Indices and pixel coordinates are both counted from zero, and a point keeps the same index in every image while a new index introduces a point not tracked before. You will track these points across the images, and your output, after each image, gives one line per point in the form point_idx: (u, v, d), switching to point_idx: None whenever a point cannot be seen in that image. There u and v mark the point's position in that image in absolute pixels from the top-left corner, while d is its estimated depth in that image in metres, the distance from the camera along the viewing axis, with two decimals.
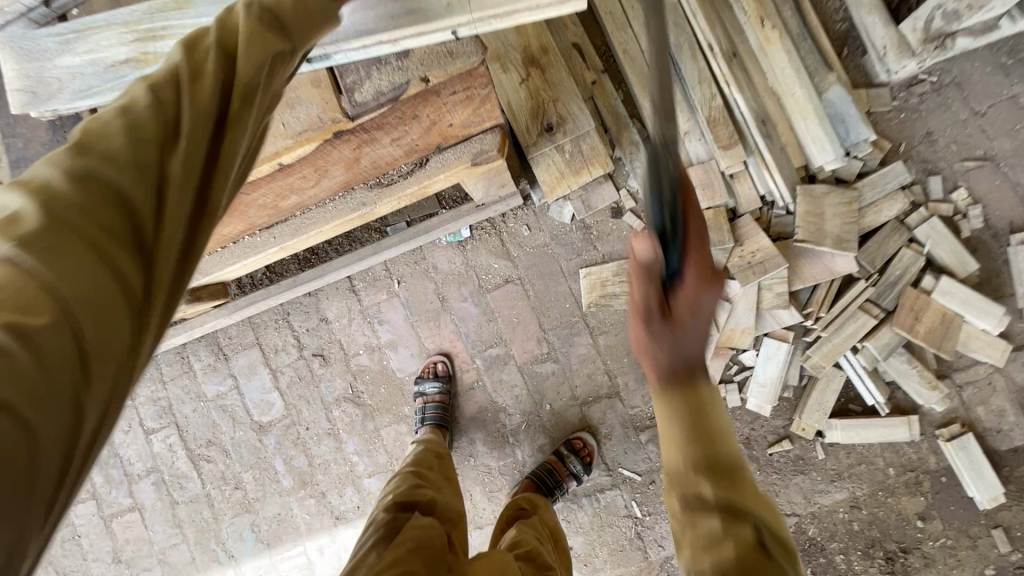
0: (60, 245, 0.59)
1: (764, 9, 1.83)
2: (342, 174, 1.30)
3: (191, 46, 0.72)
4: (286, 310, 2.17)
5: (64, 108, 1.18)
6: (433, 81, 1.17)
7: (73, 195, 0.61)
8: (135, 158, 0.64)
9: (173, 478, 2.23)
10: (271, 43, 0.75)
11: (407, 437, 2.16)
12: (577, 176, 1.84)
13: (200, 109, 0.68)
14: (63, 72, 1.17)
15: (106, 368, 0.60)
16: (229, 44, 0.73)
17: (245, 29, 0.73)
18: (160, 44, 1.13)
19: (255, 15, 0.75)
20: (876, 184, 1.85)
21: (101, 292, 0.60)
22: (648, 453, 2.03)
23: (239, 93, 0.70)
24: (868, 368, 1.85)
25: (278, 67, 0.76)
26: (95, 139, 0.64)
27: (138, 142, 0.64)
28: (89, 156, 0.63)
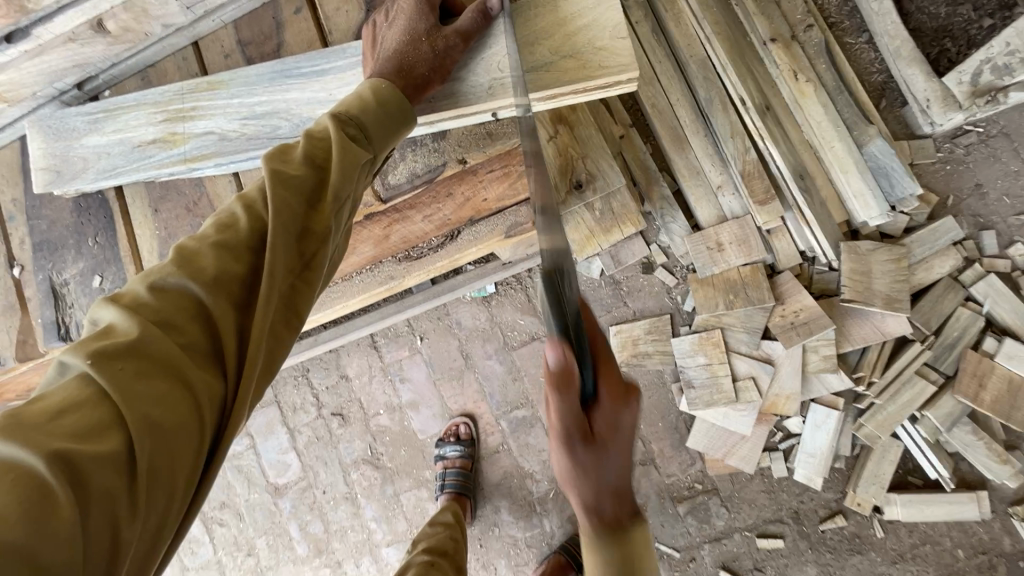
0: (136, 365, 0.57)
1: (797, 63, 1.79)
2: (370, 250, 1.25)
3: (273, 156, 0.73)
4: (306, 366, 2.11)
5: (87, 185, 1.18)
6: (471, 162, 1.16)
7: (161, 310, 0.61)
8: (237, 272, 0.66)
9: (185, 542, 2.13)
10: (353, 158, 0.76)
11: (427, 502, 2.05)
12: (608, 234, 1.79)
13: (301, 221, 0.70)
14: (89, 151, 1.16)
15: (167, 489, 0.56)
16: (316, 156, 0.75)
17: (336, 141, 0.76)
18: (189, 125, 1.13)
19: (339, 126, 0.78)
20: (926, 240, 1.75)
21: (175, 410, 0.58)
22: (687, 527, 1.88)
23: (337, 202, 0.73)
24: (930, 440, 1.72)
25: (354, 180, 0.76)
26: (194, 253, 0.65)
27: (237, 256, 0.66)
28: (186, 272, 0.64)
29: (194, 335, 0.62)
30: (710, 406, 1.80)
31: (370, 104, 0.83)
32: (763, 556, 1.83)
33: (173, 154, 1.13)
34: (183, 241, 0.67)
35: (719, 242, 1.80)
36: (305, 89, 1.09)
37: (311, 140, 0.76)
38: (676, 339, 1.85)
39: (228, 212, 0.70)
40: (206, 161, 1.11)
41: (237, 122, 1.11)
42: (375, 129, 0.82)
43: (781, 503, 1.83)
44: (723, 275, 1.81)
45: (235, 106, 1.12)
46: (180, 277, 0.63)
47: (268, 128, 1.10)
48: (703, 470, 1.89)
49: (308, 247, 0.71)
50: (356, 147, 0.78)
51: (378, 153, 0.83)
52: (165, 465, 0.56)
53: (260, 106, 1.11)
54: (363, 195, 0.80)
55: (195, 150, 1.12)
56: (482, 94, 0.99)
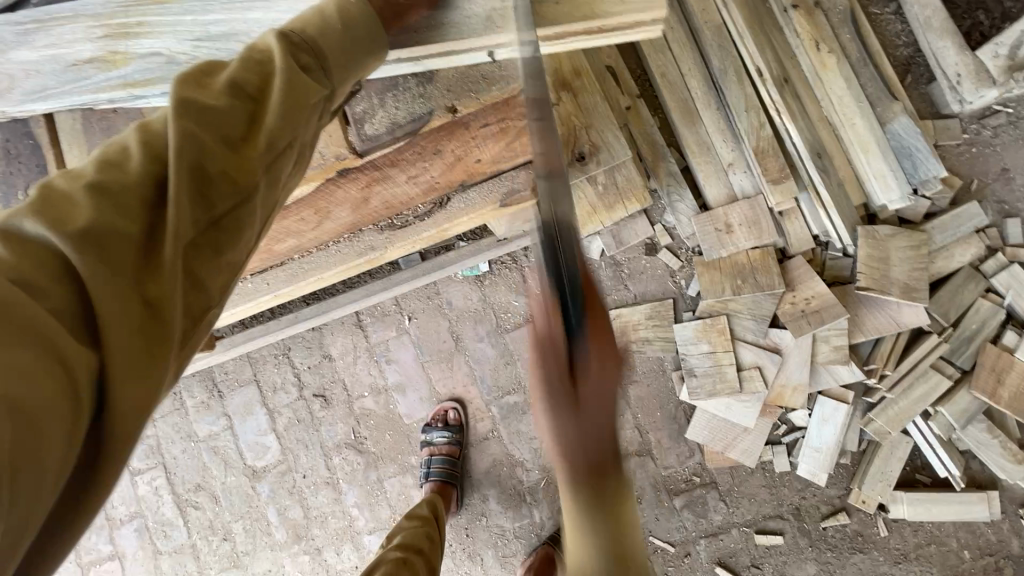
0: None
1: (819, 32, 1.66)
2: (348, 215, 1.13)
3: (185, 83, 0.59)
4: (287, 345, 2.00)
5: (14, 108, 0.98)
6: (461, 112, 1.01)
7: (17, 264, 0.46)
8: (121, 230, 0.51)
9: (158, 525, 2.03)
10: (304, 93, 0.65)
11: (412, 489, 1.96)
12: (612, 211, 1.68)
13: (219, 163, 0.57)
14: (15, 67, 0.96)
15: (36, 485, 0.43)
16: (245, 83, 0.62)
17: (281, 70, 0.63)
18: (133, 43, 0.93)
19: (287, 52, 0.65)
20: (947, 226, 1.65)
21: (38, 388, 0.44)
22: (683, 521, 1.80)
23: (274, 146, 0.62)
24: (942, 438, 1.64)
25: (303, 121, 0.65)
26: (63, 196, 0.50)
27: (124, 208, 0.52)
28: (48, 219, 0.49)
29: (65, 300, 0.48)
30: (712, 397, 1.71)
31: (327, 22, 0.70)
32: (762, 552, 1.76)
33: (112, 77, 0.94)
34: (49, 181, 0.52)
35: (728, 224, 1.68)
36: (269, 9, 0.91)
37: (246, 67, 0.63)
38: (679, 325, 1.74)
39: (118, 147, 0.56)
40: (152, 88, 0.93)
41: (188, 43, 0.92)
42: (333, 57, 0.69)
43: (782, 498, 1.75)
44: (731, 259, 1.70)
45: (188, 24, 0.92)
46: (40, 223, 0.48)
47: (223, 53, 0.91)
48: (702, 463, 1.80)
49: (221, 198, 0.58)
50: (308, 82, 0.65)
51: (336, 89, 0.70)
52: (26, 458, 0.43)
53: (215, 26, 0.92)
54: (311, 141, 0.68)
55: (140, 75, 0.93)
56: (478, 25, 0.86)
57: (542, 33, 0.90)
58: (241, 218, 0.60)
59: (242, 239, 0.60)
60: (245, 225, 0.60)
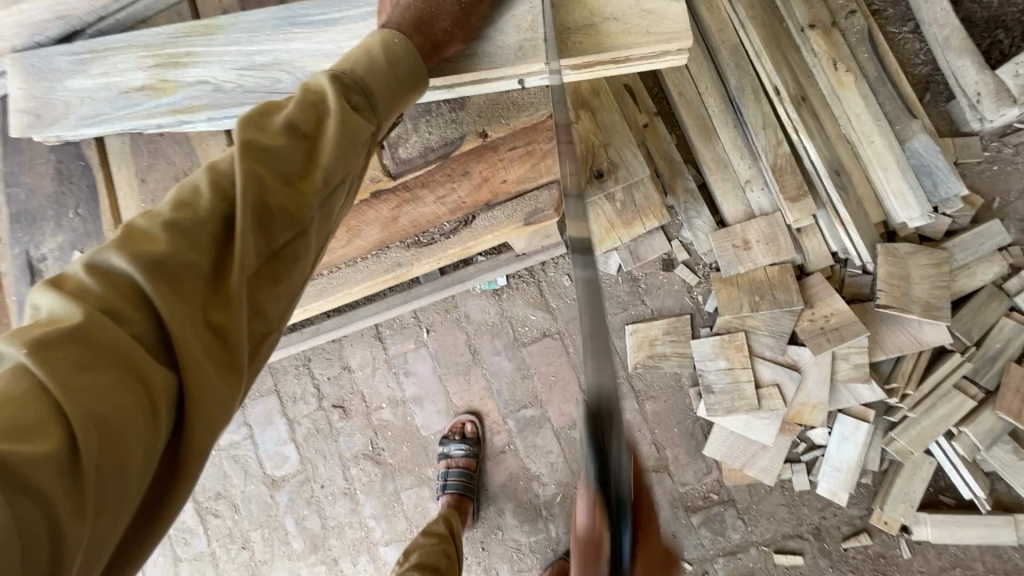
0: (81, 357, 0.48)
1: (837, 51, 1.68)
2: (377, 232, 1.17)
3: (248, 124, 0.63)
4: (308, 356, 2.04)
5: (67, 133, 1.03)
6: (493, 134, 1.10)
7: (108, 297, 0.51)
8: (193, 262, 0.55)
9: (179, 532, 2.07)
10: (355, 132, 0.68)
11: (428, 501, 1.98)
12: (629, 227, 1.69)
13: (279, 200, 0.61)
14: (71, 95, 1.02)
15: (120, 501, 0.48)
16: (301, 122, 0.66)
17: (335, 111, 0.67)
18: (182, 72, 0.98)
19: (340, 92, 0.69)
20: (969, 244, 1.64)
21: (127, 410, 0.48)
22: (700, 539, 1.78)
23: (328, 182, 0.65)
24: (966, 459, 1.61)
25: (353, 159, 0.68)
26: (145, 232, 0.55)
27: (195, 245, 0.56)
28: (134, 252, 0.53)
29: (146, 329, 0.52)
30: (730, 413, 1.70)
31: (375, 60, 0.74)
32: (781, 572, 1.74)
33: (161, 104, 0.99)
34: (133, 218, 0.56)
35: (746, 241, 1.69)
36: (311, 40, 0.95)
37: (303, 108, 0.67)
38: (697, 341, 1.75)
39: (190, 186, 0.60)
40: (198, 115, 0.98)
41: (234, 72, 0.97)
42: (381, 93, 0.73)
43: (802, 517, 1.73)
44: (749, 275, 1.70)
45: (233, 53, 0.97)
46: (122, 258, 0.53)
47: (268, 82, 0.96)
48: (719, 480, 1.79)
49: (281, 231, 0.61)
50: (359, 121, 0.69)
51: (382, 124, 0.74)
52: (114, 475, 0.47)
53: (260, 56, 0.96)
54: (359, 175, 0.71)
55: (186, 102, 0.98)
56: (511, 56, 0.89)
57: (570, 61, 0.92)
58: (296, 251, 0.63)
59: (298, 268, 0.64)
60: (301, 258, 0.63)
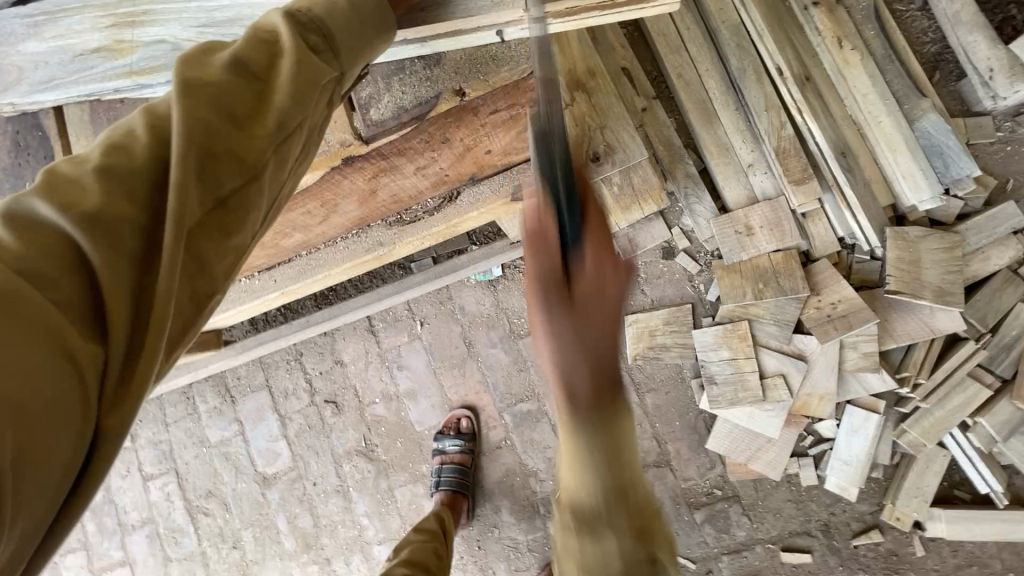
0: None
1: (842, 29, 1.61)
2: (355, 208, 1.12)
3: (189, 60, 0.58)
4: (299, 350, 1.99)
5: (25, 100, 0.99)
6: (470, 94, 0.99)
7: (25, 253, 0.45)
8: (125, 215, 0.49)
9: (169, 532, 2.02)
10: (313, 75, 0.63)
11: (423, 499, 1.92)
12: (627, 212, 1.63)
13: (223, 144, 0.55)
14: (27, 59, 0.97)
15: (34, 483, 0.42)
16: (249, 61, 0.60)
17: (289, 51, 0.62)
18: (140, 31, 0.93)
19: (295, 32, 0.63)
20: (983, 227, 1.57)
21: (44, 380, 0.43)
22: (704, 537, 1.72)
23: (283, 128, 0.59)
24: (982, 451, 1.54)
25: (311, 104, 0.63)
26: (67, 181, 0.49)
27: (128, 197, 0.50)
28: (55, 202, 0.48)
29: (68, 289, 0.46)
30: (734, 405, 1.64)
31: (334, 1, 0.68)
32: (788, 571, 1.67)
33: (118, 66, 0.94)
34: (58, 168, 0.51)
35: (748, 226, 1.63)
36: None
37: (251, 45, 0.61)
38: (698, 330, 1.69)
39: (124, 129, 0.54)
40: (155, 75, 0.92)
41: (191, 30, 0.91)
42: (342, 38, 0.67)
43: (809, 514, 1.67)
44: (752, 262, 1.64)
45: (193, 10, 0.91)
46: (48, 206, 0.47)
47: (226, 38, 0.89)
48: (723, 475, 1.72)
49: (226, 181, 0.55)
50: (316, 61, 0.64)
51: (345, 71, 0.69)
52: (27, 454, 0.42)
53: (220, 11, 0.90)
54: (321, 124, 0.66)
55: (145, 62, 0.93)
56: (487, 2, 0.83)
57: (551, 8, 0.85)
58: (247, 202, 0.57)
59: (249, 221, 0.58)
60: (251, 208, 0.58)
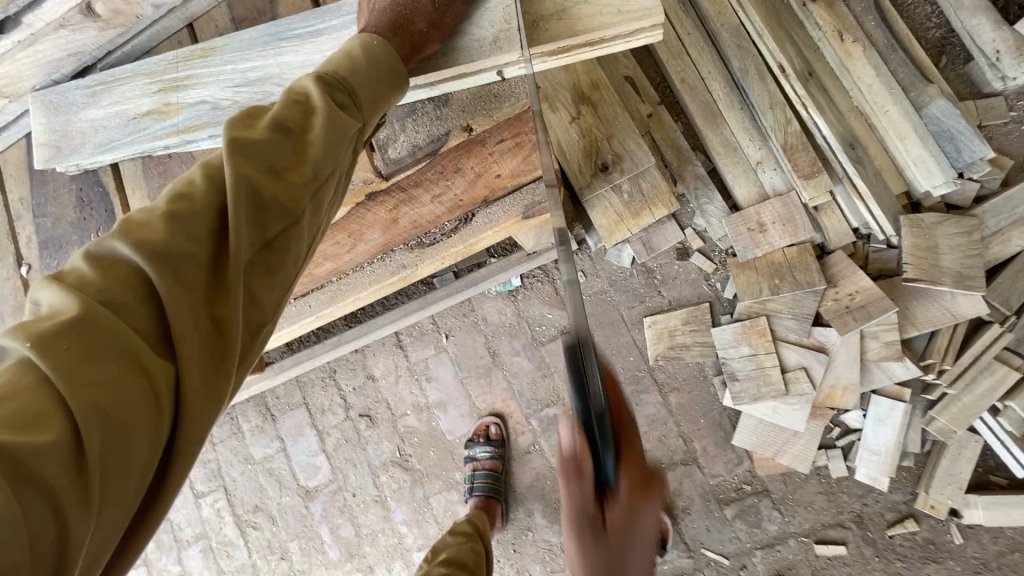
0: (79, 352, 0.50)
1: (843, 23, 1.63)
2: (379, 236, 1.20)
3: (236, 122, 0.66)
4: (333, 368, 2.09)
5: (85, 161, 1.09)
6: (477, 129, 1.08)
7: (108, 289, 0.54)
8: (191, 252, 0.58)
9: (221, 545, 2.13)
10: (344, 130, 0.72)
11: (457, 505, 1.99)
12: (638, 218, 1.66)
13: (268, 191, 0.63)
14: (87, 125, 1.08)
15: (120, 488, 0.49)
16: (287, 120, 0.69)
17: (322, 110, 0.70)
18: (183, 94, 1.04)
19: (325, 93, 0.72)
20: (1001, 208, 1.56)
21: (129, 398, 0.51)
22: (736, 532, 1.73)
23: (317, 176, 0.68)
24: (1015, 435, 1.52)
25: (341, 154, 0.71)
26: (141, 225, 0.57)
27: (193, 237, 0.58)
28: (131, 242, 0.56)
29: (145, 321, 0.55)
30: (757, 401, 1.65)
31: (356, 59, 0.78)
32: (824, 564, 1.67)
33: (166, 126, 1.04)
34: (132, 215, 0.59)
35: (760, 223, 1.65)
36: (298, 53, 0.99)
37: (288, 108, 0.70)
38: (717, 328, 1.71)
39: (185, 181, 0.62)
40: (200, 132, 1.02)
41: (229, 90, 1.02)
42: (365, 96, 0.77)
43: (841, 506, 1.67)
44: (766, 258, 1.66)
45: (228, 72, 1.02)
46: (124, 246, 0.56)
47: (261, 95, 1.00)
48: (751, 470, 1.74)
49: (274, 222, 0.63)
50: (344, 116, 0.72)
51: (367, 121, 0.77)
52: (118, 458, 0.49)
53: (252, 72, 1.01)
54: (348, 171, 0.74)
55: (188, 121, 1.03)
56: (485, 48, 0.92)
57: (540, 48, 0.96)
58: (289, 240, 0.65)
59: (291, 257, 0.65)
60: (293, 246, 0.65)
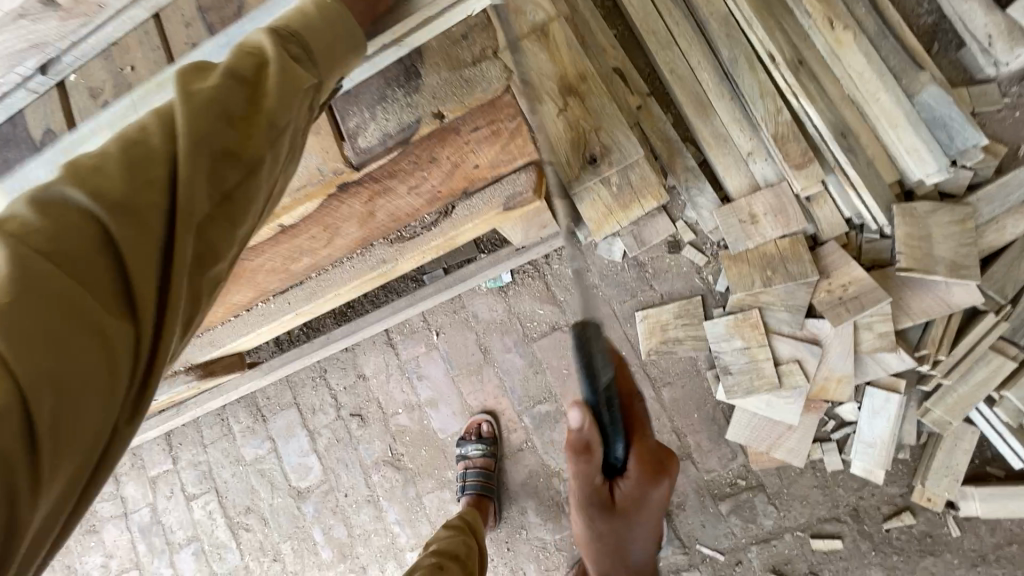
0: (21, 305, 0.48)
1: (833, 9, 1.60)
2: (356, 231, 1.19)
3: (187, 70, 0.63)
4: (323, 367, 2.06)
5: (56, 158, 1.07)
6: (449, 116, 1.04)
7: (52, 238, 0.51)
8: (142, 201, 0.55)
9: (213, 548, 2.11)
10: (302, 83, 0.69)
11: (450, 504, 1.97)
12: (627, 210, 1.66)
13: (224, 143, 0.61)
14: None
15: (76, 440, 0.49)
16: (241, 69, 0.66)
17: (276, 61, 0.68)
18: None
19: (280, 46, 0.69)
20: (995, 196, 1.53)
21: (78, 353, 0.49)
22: (731, 527, 1.71)
23: (275, 128, 0.65)
24: (1012, 425, 1.50)
25: (300, 107, 0.69)
26: (89, 172, 0.55)
27: (144, 185, 0.56)
28: (78, 191, 0.54)
29: (95, 272, 0.52)
30: (750, 394, 1.64)
31: (315, 15, 0.75)
32: (820, 558, 1.65)
33: None
34: (78, 160, 0.56)
35: (752, 214, 1.63)
36: None
37: (242, 57, 0.66)
38: (710, 321, 1.69)
39: (135, 127, 0.60)
40: None
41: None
42: (320, 52, 0.74)
43: (837, 499, 1.65)
44: (758, 249, 1.64)
45: None
46: (69, 195, 0.53)
47: None
48: (746, 465, 1.72)
49: (231, 172, 0.61)
50: (301, 69, 0.70)
51: (325, 79, 0.75)
52: (70, 413, 0.49)
53: None
54: (309, 125, 0.72)
55: None
56: None
57: None
58: (249, 192, 0.63)
59: (252, 208, 0.64)
60: (252, 198, 0.63)
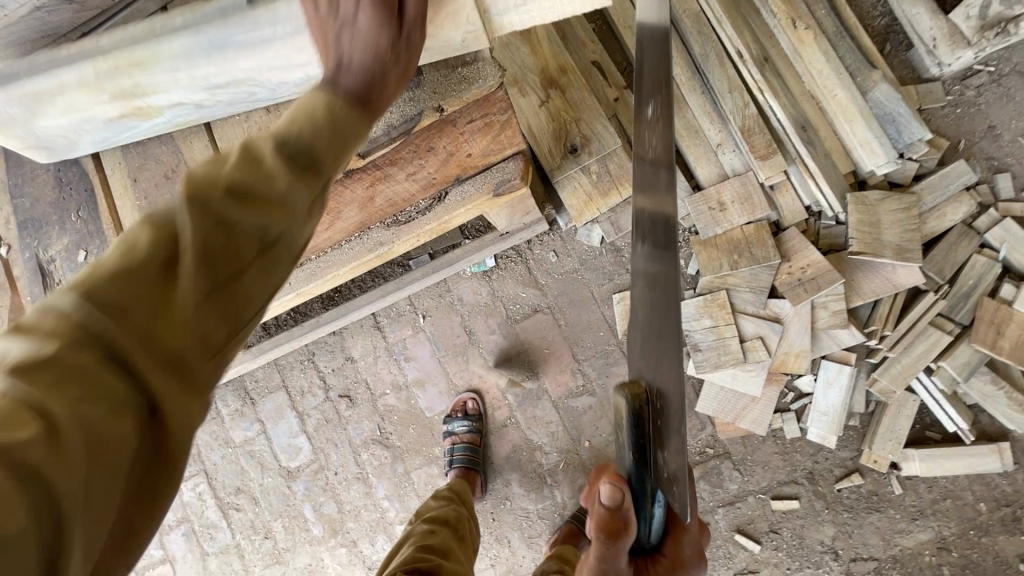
0: (68, 373, 0.47)
1: (796, 10, 1.71)
2: (357, 214, 1.24)
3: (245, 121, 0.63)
4: (312, 350, 2.12)
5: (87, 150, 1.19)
6: (448, 109, 1.10)
7: (117, 292, 0.50)
8: (196, 265, 0.53)
9: (204, 528, 2.16)
10: (350, 129, 0.67)
11: (437, 479, 2.06)
12: (606, 198, 1.74)
13: (269, 196, 0.58)
14: (60, 131, 1.10)
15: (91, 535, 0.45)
16: (295, 119, 0.64)
17: (333, 112, 0.66)
18: (150, 101, 1.04)
19: (336, 98, 0.68)
20: (937, 185, 1.69)
21: (108, 436, 0.47)
22: (700, 492, 1.85)
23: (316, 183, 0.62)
24: (946, 391, 1.67)
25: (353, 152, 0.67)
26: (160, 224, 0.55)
27: (202, 247, 0.54)
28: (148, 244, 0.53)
29: (154, 341, 0.51)
30: (718, 368, 1.76)
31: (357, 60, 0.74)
32: (780, 518, 1.80)
33: (158, 123, 1.12)
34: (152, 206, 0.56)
35: (721, 201, 1.75)
36: (255, 56, 0.96)
37: (305, 106, 0.65)
38: (681, 302, 1.81)
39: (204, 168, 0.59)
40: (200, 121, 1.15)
41: (199, 93, 1.04)
42: (369, 104, 0.72)
43: (795, 464, 1.80)
44: (726, 235, 1.76)
45: (187, 80, 1.00)
46: (142, 244, 0.53)
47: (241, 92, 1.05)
48: (714, 435, 1.86)
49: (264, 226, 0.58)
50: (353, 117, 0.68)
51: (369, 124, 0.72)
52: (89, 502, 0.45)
53: (217, 79, 1.01)
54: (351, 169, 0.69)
55: (180, 117, 1.12)
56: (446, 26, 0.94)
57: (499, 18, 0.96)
58: (285, 248, 0.60)
59: (288, 260, 0.61)
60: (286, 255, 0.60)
